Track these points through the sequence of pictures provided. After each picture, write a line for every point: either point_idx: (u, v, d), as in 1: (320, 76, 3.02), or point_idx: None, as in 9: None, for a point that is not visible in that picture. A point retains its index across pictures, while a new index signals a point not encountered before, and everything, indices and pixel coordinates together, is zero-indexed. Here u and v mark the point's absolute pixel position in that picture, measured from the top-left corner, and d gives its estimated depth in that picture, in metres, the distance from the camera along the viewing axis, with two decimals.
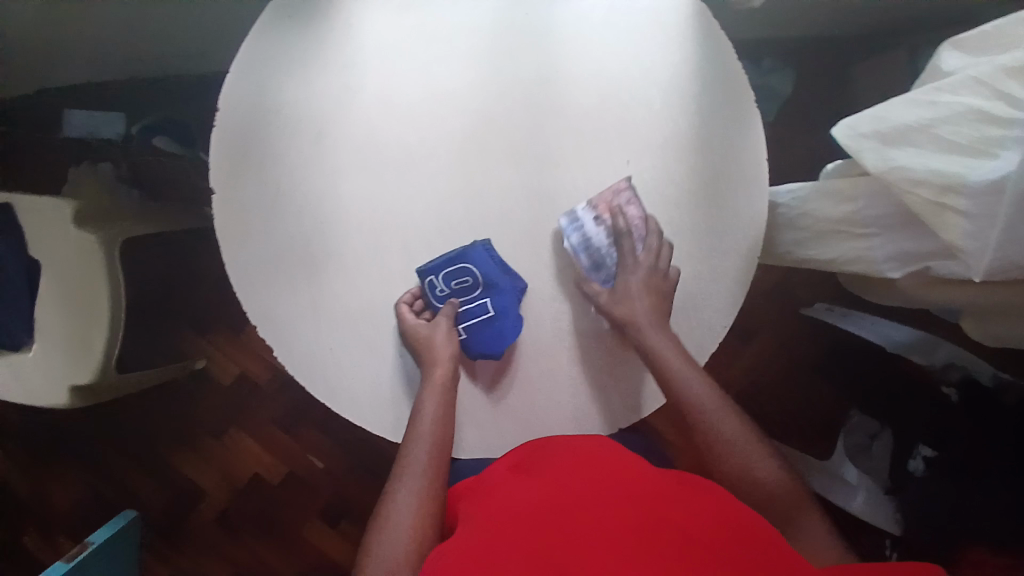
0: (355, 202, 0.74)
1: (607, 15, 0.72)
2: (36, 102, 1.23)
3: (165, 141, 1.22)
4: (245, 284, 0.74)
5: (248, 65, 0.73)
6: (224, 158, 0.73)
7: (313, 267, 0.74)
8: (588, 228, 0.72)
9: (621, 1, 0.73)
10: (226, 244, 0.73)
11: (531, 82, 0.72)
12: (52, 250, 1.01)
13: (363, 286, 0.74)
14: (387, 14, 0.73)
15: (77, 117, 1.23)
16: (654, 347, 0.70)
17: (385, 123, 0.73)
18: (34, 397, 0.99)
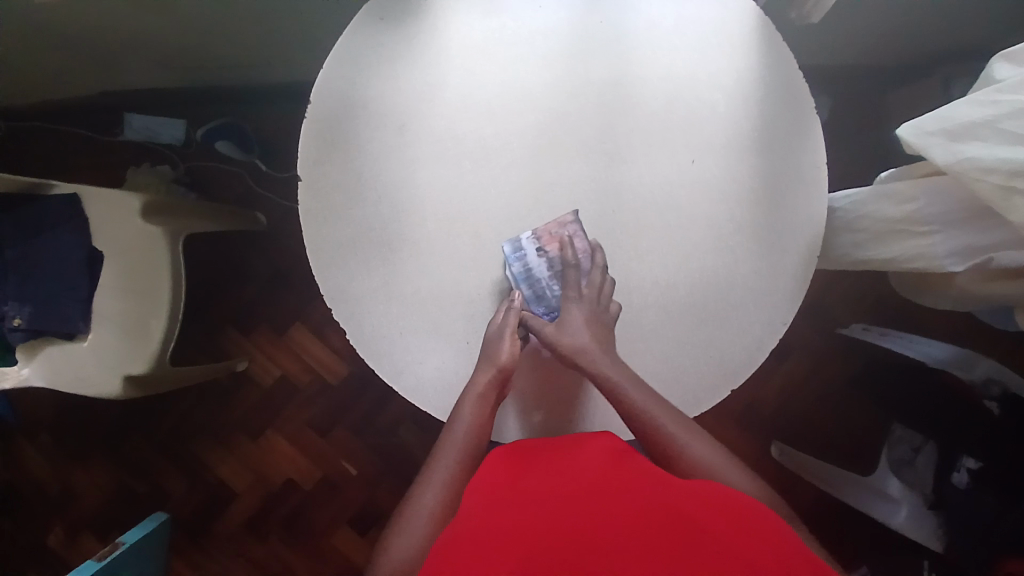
0: (430, 190, 0.77)
1: (677, 25, 0.78)
2: (102, 104, 1.29)
3: (227, 146, 1.28)
4: (324, 266, 0.77)
5: (342, 60, 0.79)
6: (314, 147, 0.78)
7: (388, 251, 0.77)
8: (529, 258, 0.76)
9: (690, 13, 0.78)
10: (310, 226, 0.78)
11: (605, 84, 0.78)
12: (114, 241, 1.04)
13: (433, 272, 0.77)
14: (473, 18, 0.79)
15: (138, 120, 1.29)
16: (599, 376, 0.70)
17: (462, 119, 0.78)
18: (83, 384, 1.00)
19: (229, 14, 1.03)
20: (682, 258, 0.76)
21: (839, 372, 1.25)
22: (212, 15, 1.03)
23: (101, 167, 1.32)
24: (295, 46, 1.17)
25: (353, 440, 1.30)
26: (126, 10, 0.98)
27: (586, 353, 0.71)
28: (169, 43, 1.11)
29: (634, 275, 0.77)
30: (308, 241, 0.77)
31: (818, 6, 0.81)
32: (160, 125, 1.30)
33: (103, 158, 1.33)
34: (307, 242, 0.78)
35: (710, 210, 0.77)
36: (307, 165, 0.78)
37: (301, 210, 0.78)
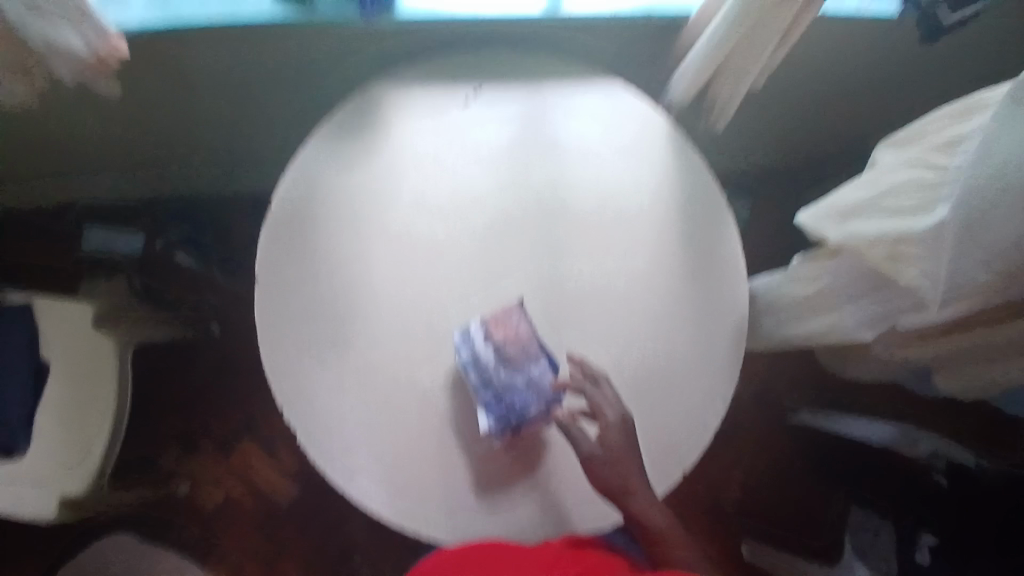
0: (384, 287, 0.81)
1: (603, 135, 0.88)
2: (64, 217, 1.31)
3: (186, 256, 1.24)
4: (275, 361, 0.78)
5: (300, 169, 0.85)
6: (271, 247, 0.82)
7: (341, 345, 0.79)
8: (477, 344, 0.77)
9: (614, 125, 0.89)
10: (263, 323, 0.79)
11: (542, 187, 0.86)
12: (65, 351, 1.03)
13: (385, 364, 0.79)
14: (422, 132, 0.87)
15: (97, 235, 1.18)
16: (640, 511, 0.73)
17: (414, 219, 0.84)
18: (17, 505, 0.93)
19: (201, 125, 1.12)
20: (622, 342, 0.80)
21: (790, 460, 1.28)
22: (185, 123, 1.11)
23: None
24: (261, 161, 1.25)
25: (303, 558, 1.23)
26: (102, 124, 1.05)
27: (634, 488, 0.73)
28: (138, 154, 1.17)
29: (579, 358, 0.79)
30: (261, 337, 0.79)
31: (719, 116, 0.92)
32: (119, 239, 1.18)
33: None
34: (260, 340, 0.79)
35: (646, 297, 0.82)
36: (263, 263, 0.81)
37: (256, 307, 0.80)
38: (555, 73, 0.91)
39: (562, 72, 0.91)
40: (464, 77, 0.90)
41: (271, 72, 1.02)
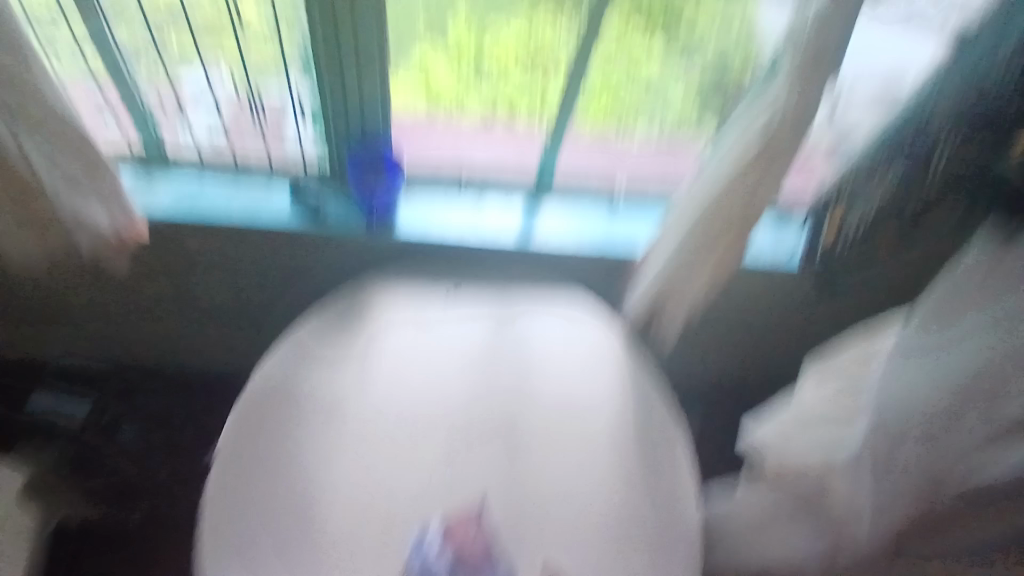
0: (343, 477, 0.82)
1: (566, 345, 0.97)
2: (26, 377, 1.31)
3: (129, 433, 1.26)
4: (218, 543, 0.77)
5: (285, 354, 0.92)
6: (241, 425, 0.85)
7: (286, 532, 0.78)
8: (432, 552, 0.79)
9: (576, 336, 0.98)
10: (214, 501, 0.79)
11: (508, 390, 0.92)
12: None
13: (327, 560, 0.77)
14: (402, 330, 0.95)
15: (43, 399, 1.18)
16: None
17: (381, 412, 0.88)
18: None
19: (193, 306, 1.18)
20: (573, 549, 0.80)
21: None
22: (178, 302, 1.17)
23: None
24: (243, 345, 1.28)
25: None
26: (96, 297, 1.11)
27: None
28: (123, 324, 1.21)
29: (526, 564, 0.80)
30: (205, 516, 0.78)
31: (662, 342, 1.01)
32: (68, 402, 1.19)
33: None
34: (204, 518, 0.79)
35: (600, 510, 0.83)
36: (227, 440, 0.84)
37: (207, 483, 0.81)
38: (529, 288, 1.02)
39: (535, 288, 1.02)
40: (447, 286, 1.01)
41: (263, 273, 1.11)
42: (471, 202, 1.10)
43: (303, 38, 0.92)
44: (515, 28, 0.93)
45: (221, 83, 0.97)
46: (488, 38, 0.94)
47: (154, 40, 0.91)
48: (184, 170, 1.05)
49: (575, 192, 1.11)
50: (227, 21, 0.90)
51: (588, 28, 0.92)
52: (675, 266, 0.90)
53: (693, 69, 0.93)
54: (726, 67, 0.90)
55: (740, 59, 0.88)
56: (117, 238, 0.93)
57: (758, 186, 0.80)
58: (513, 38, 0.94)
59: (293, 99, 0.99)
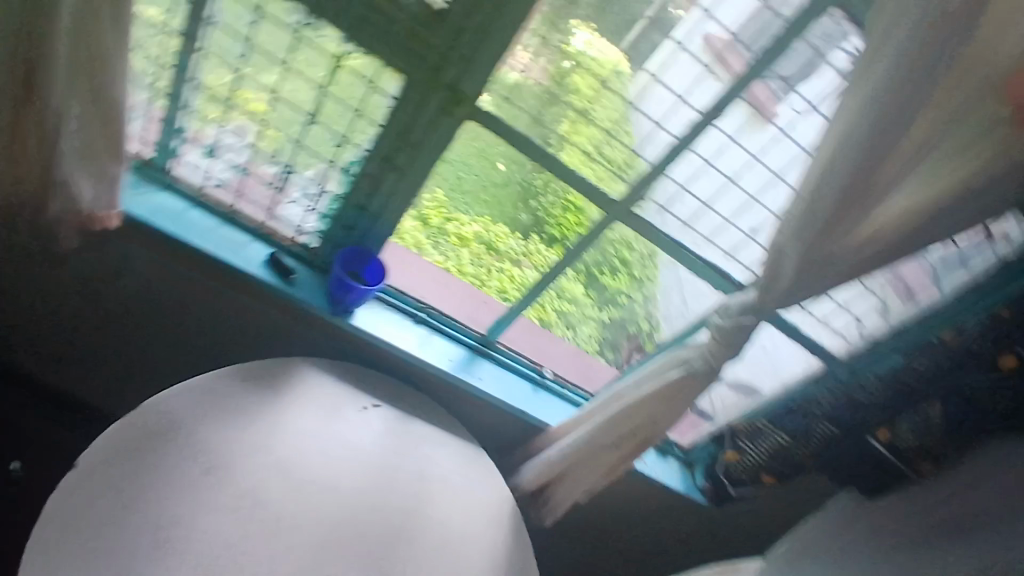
0: (202, 540, 0.76)
1: (459, 485, 0.98)
2: None
3: None
4: (30, 566, 0.68)
5: (193, 390, 0.88)
6: (116, 448, 0.80)
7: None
8: None
9: (469, 479, 0.99)
10: (46, 520, 0.72)
11: (397, 508, 0.90)
12: None
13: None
14: (311, 410, 0.94)
15: None
16: None
17: (265, 484, 0.84)
18: None
19: (101, 307, 1.09)
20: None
21: None
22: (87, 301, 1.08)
23: None
24: (136, 363, 1.18)
25: None
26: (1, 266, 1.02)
27: None
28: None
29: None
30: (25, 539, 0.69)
31: (548, 512, 1.08)
32: None
33: None
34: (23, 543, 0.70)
35: None
36: (90, 461, 0.77)
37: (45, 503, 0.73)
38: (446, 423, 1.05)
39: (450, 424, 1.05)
40: (375, 389, 1.03)
41: (191, 306, 1.08)
42: (424, 335, 1.12)
43: (361, 152, 0.95)
44: (477, 224, 1.07)
45: (259, 149, 0.97)
46: (452, 223, 1.08)
47: (227, 88, 0.91)
48: (177, 194, 1.02)
49: (513, 358, 1.19)
50: (302, 109, 0.92)
51: (533, 257, 1.07)
52: (580, 450, 1.01)
53: (604, 318, 1.17)
54: (625, 325, 1.17)
55: (638, 324, 1.16)
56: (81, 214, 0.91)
57: (660, 410, 0.96)
58: (473, 230, 1.08)
59: (319, 190, 1.01)
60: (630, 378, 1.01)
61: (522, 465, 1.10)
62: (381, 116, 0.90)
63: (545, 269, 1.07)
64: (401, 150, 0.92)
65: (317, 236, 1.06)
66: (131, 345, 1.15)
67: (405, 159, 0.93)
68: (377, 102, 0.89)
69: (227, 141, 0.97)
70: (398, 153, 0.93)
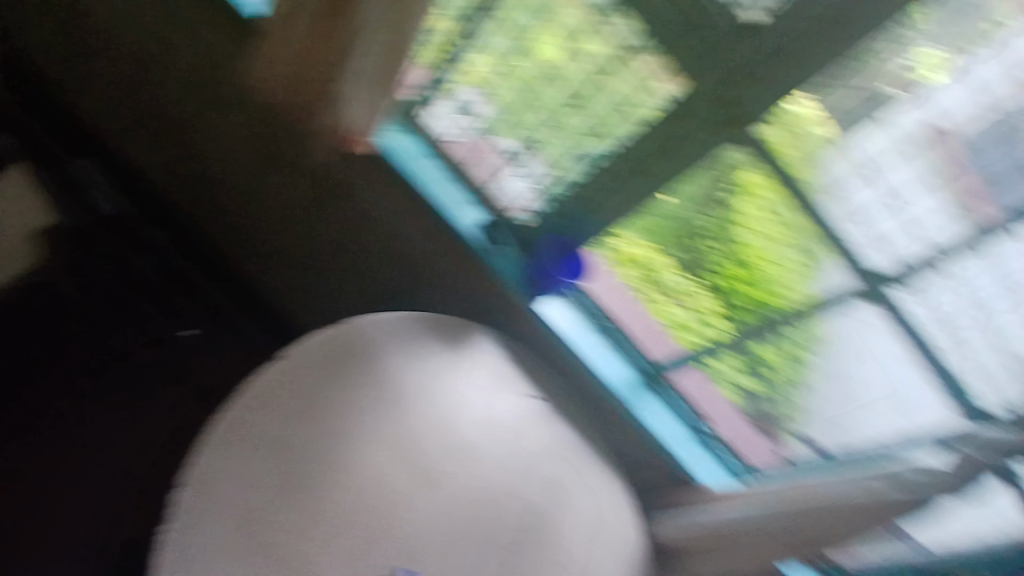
0: (365, 470, 0.80)
1: (597, 512, 0.93)
2: (124, 164, 1.33)
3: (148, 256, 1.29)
4: (233, 432, 0.75)
5: (390, 326, 0.92)
6: (320, 356, 0.84)
7: (278, 486, 0.74)
8: None
9: (609, 511, 0.95)
10: (254, 397, 0.78)
11: (535, 510, 0.88)
12: None
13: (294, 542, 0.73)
14: (485, 382, 0.95)
15: (86, 175, 1.32)
16: None
17: (426, 439, 0.86)
18: None
19: (324, 228, 1.18)
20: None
21: None
22: (316, 219, 1.18)
23: (56, 179, 1.29)
24: (335, 288, 1.27)
25: None
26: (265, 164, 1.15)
27: None
28: (250, 193, 1.22)
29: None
30: (228, 408, 0.75)
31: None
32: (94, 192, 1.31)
33: (60, 181, 1.29)
34: (223, 410, 0.76)
35: None
36: (299, 358, 0.82)
37: (251, 381, 0.79)
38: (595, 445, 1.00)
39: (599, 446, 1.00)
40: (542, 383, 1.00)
41: (394, 248, 1.12)
42: (598, 346, 1.09)
43: (613, 148, 0.92)
44: (643, 250, 0.99)
45: (514, 119, 0.98)
46: (618, 241, 1.01)
47: (507, 56, 0.92)
48: (422, 143, 1.06)
49: (682, 403, 1.09)
50: (570, 91, 0.91)
51: (694, 298, 0.99)
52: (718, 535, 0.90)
53: (743, 388, 1.02)
54: (762, 406, 1.01)
55: (781, 411, 0.99)
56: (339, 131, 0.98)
57: (866, 530, 0.76)
58: (638, 255, 1.01)
59: (552, 173, 1.00)
60: (821, 475, 0.87)
61: (668, 509, 1.04)
62: (649, 119, 0.86)
63: (705, 313, 0.99)
64: (655, 154, 0.88)
65: (532, 218, 1.06)
66: (335, 272, 1.24)
67: (654, 165, 0.89)
68: (649, 104, 0.85)
69: (484, 104, 0.99)
70: (649, 157, 0.89)
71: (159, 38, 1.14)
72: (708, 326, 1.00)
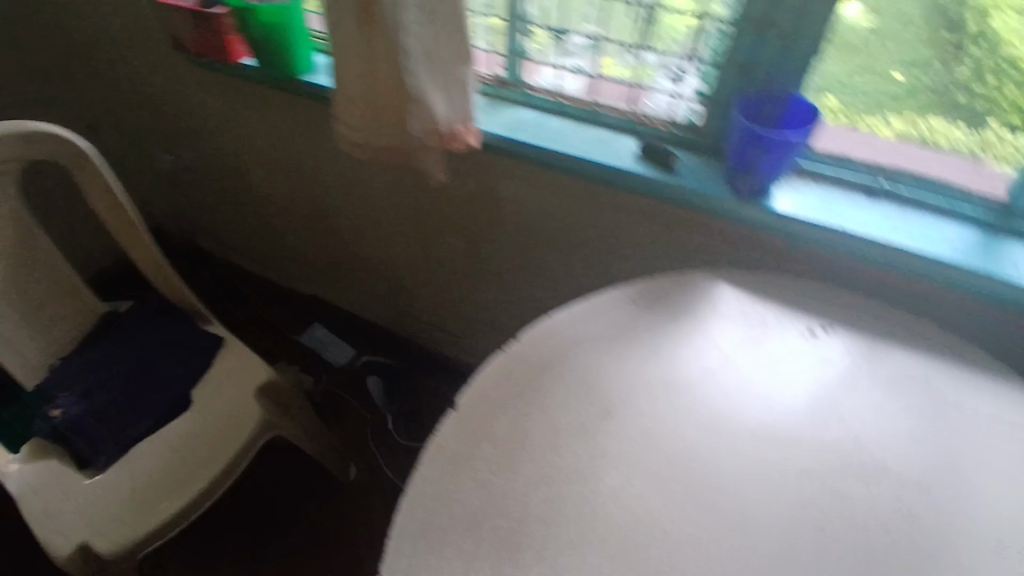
0: (620, 500, 0.57)
1: (997, 469, 0.61)
2: (328, 312, 1.44)
3: (377, 385, 1.30)
4: (425, 499, 0.57)
5: (578, 318, 0.72)
6: (504, 382, 0.66)
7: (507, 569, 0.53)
8: None
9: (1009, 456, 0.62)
10: (434, 457, 0.60)
11: (896, 492, 0.58)
12: (220, 387, 1.04)
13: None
14: (735, 342, 0.70)
15: (320, 333, 1.37)
16: None
17: (688, 435, 0.62)
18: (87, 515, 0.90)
19: (489, 260, 1.04)
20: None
21: None
22: (473, 255, 1.05)
23: (282, 347, 1.40)
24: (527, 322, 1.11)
25: None
26: (409, 225, 1.08)
27: None
28: (415, 265, 1.16)
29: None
30: (412, 484, 0.58)
31: None
32: (333, 346, 1.35)
33: (289, 352, 1.40)
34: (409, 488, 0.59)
35: None
36: (475, 397, 0.65)
37: (432, 442, 0.61)
38: (932, 352, 0.70)
39: (938, 352, 0.70)
40: (818, 305, 0.74)
41: (558, 241, 0.93)
42: (889, 216, 0.73)
43: None
44: (898, 121, 0.74)
45: None
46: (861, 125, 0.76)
47: None
48: (534, 103, 0.87)
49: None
50: None
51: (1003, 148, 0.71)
52: None
53: None
54: None
55: None
56: (439, 136, 0.78)
57: None
58: (896, 130, 0.75)
59: (695, 26, 0.75)
60: None
61: None
62: None
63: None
64: None
65: (702, 103, 0.78)
66: (517, 304, 1.09)
67: None
68: None
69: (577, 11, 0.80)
70: None
71: (276, 165, 1.16)
72: (1009, 138, 0.71)
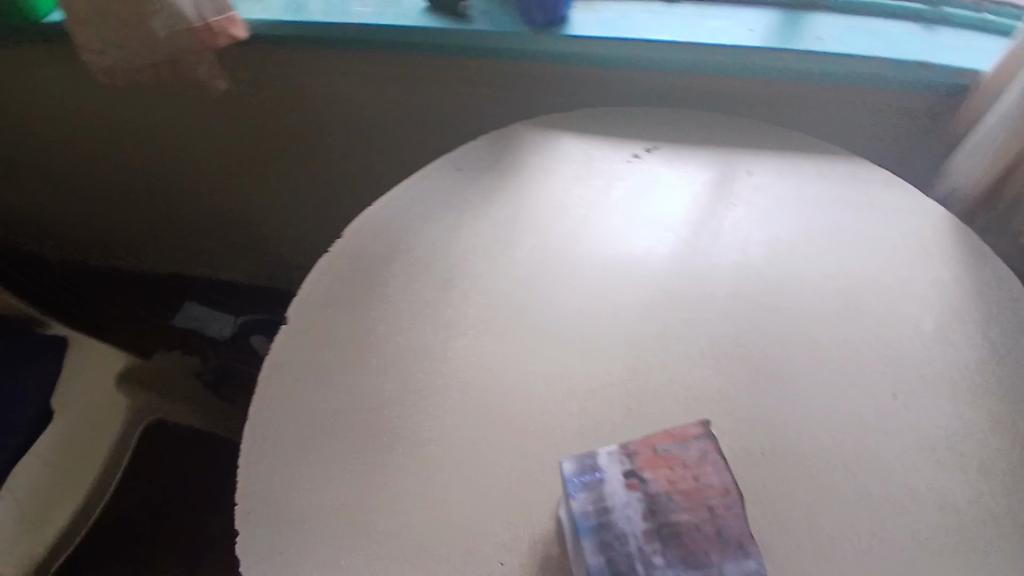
0: (471, 352, 0.56)
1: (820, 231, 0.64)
2: (185, 280, 1.26)
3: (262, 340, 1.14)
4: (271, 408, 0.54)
5: (401, 197, 0.67)
6: (332, 279, 0.61)
7: (369, 456, 0.51)
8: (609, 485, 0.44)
9: (829, 217, 0.65)
10: (273, 370, 0.56)
11: (731, 273, 0.61)
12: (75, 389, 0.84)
13: (446, 503, 0.49)
14: (566, 180, 0.68)
15: (195, 310, 1.21)
16: None
17: (532, 278, 0.61)
18: None
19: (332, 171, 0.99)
20: (859, 563, 0.46)
21: None
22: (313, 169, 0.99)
23: (138, 329, 1.20)
24: None
25: None
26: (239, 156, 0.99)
27: None
28: (260, 203, 1.07)
29: (771, 542, 0.47)
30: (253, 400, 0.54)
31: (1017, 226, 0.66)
32: (212, 318, 1.19)
33: (149, 335, 1.19)
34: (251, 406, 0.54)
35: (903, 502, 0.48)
36: (305, 301, 0.60)
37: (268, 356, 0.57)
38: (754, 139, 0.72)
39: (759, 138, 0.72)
40: (642, 125, 0.72)
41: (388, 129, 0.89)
42: (687, 17, 0.72)
43: None
44: None
45: None
46: None
47: None
48: None
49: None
50: None
51: None
52: None
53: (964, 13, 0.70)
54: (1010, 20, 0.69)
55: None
56: (196, 35, 0.69)
57: None
58: None
59: None
60: None
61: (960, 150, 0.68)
62: None
63: None
64: None
65: None
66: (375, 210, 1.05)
67: None
68: None
69: None
70: None
71: (62, 132, 1.00)
72: None
